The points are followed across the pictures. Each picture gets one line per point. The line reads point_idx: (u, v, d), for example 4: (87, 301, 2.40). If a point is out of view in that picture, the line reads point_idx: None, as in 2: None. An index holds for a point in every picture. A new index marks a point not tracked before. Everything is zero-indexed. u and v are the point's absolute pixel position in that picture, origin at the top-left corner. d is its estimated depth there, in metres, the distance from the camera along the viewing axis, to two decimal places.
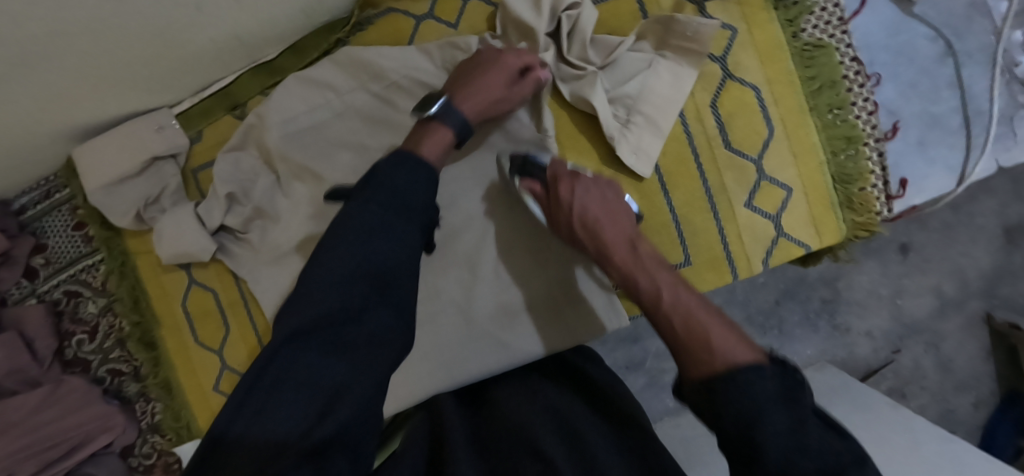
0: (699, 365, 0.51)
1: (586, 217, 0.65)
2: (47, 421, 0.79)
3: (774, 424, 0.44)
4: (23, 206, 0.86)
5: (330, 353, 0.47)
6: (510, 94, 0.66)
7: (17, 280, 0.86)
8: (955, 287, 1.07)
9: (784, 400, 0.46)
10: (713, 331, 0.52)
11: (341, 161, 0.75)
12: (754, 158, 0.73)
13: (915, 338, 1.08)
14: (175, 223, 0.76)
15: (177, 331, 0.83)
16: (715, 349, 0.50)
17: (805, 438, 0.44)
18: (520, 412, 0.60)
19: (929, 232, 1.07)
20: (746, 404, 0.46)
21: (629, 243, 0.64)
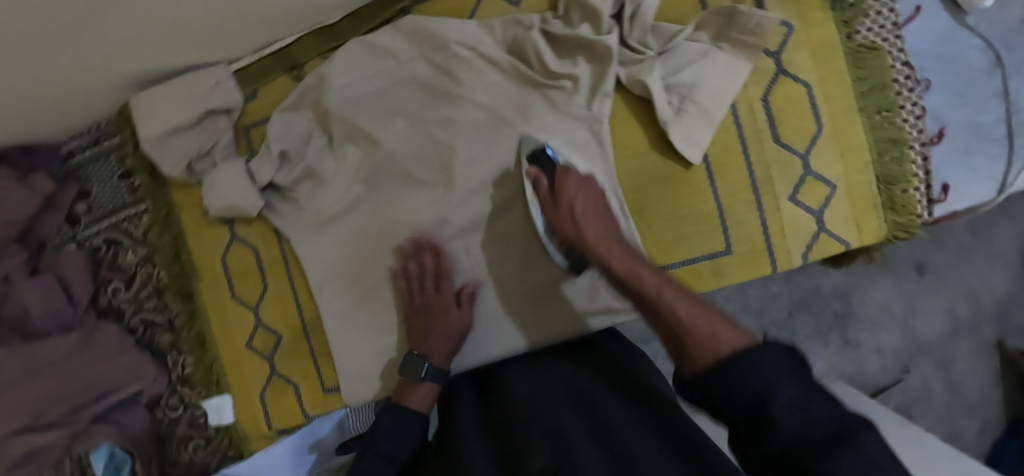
0: (703, 353, 0.49)
1: (582, 207, 0.67)
2: (80, 366, 0.80)
3: (784, 397, 0.41)
4: (71, 150, 0.87)
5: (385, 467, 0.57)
6: (439, 302, 0.76)
7: (60, 224, 0.88)
8: (968, 309, 1.09)
9: (791, 374, 0.43)
10: (720, 326, 0.50)
11: (397, 129, 0.76)
12: (802, 153, 0.74)
13: (925, 358, 1.08)
14: (226, 178, 0.77)
15: (216, 286, 0.84)
16: (714, 339, 0.49)
17: (812, 410, 0.41)
18: (539, 401, 0.59)
19: (947, 254, 1.09)
20: (748, 379, 0.43)
21: (616, 238, 0.66)
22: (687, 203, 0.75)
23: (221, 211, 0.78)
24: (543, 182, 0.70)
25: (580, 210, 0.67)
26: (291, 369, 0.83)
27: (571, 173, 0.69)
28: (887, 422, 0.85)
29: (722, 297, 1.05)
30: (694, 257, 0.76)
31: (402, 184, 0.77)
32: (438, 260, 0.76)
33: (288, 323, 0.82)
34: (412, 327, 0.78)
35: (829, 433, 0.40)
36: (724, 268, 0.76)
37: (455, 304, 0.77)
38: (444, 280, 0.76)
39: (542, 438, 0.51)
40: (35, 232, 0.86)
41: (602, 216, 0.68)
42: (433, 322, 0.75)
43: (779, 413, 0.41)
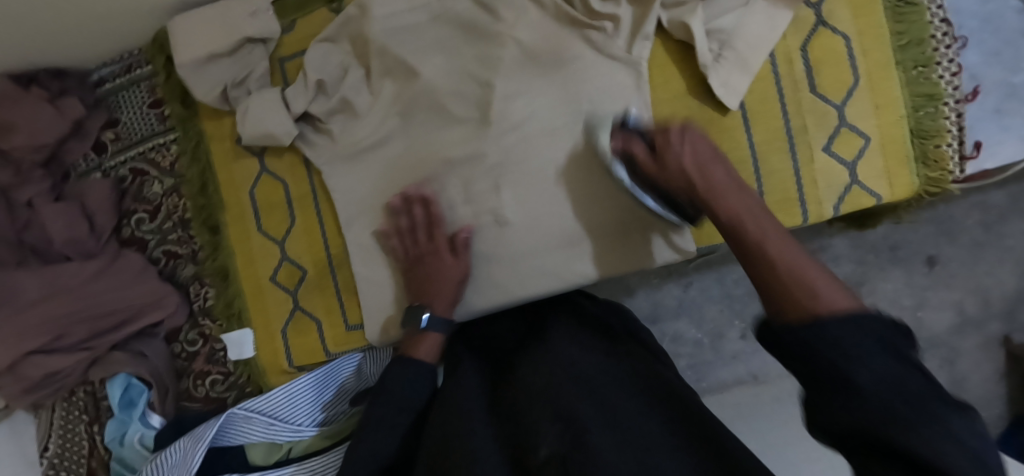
0: (798, 306, 0.44)
1: (690, 162, 0.62)
2: (100, 290, 0.79)
3: (880, 368, 0.37)
4: (102, 78, 0.86)
5: (392, 424, 0.64)
6: (433, 249, 0.76)
7: (86, 153, 0.87)
8: (977, 305, 1.01)
9: (884, 346, 0.38)
10: (813, 276, 0.46)
11: (436, 64, 0.76)
12: (837, 104, 0.75)
13: (930, 352, 1.02)
14: (262, 104, 0.77)
15: (242, 219, 0.83)
16: (804, 297, 0.44)
17: (908, 380, 0.37)
18: (538, 367, 0.63)
19: (957, 247, 1.01)
20: (840, 338, 0.39)
21: (739, 187, 0.60)
22: (720, 149, 0.75)
23: (253, 140, 0.78)
24: (639, 147, 0.68)
25: (687, 165, 0.63)
26: (314, 305, 0.82)
27: (671, 131, 0.66)
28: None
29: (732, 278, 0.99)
30: None
31: (438, 120, 0.77)
32: (429, 210, 0.76)
33: (314, 258, 0.82)
34: (411, 283, 0.77)
35: (905, 399, 0.36)
36: None
37: (451, 252, 0.76)
38: (437, 227, 0.76)
39: (549, 418, 0.54)
40: (62, 160, 0.87)
41: (711, 159, 0.63)
42: (433, 271, 0.75)
43: (871, 384, 0.37)
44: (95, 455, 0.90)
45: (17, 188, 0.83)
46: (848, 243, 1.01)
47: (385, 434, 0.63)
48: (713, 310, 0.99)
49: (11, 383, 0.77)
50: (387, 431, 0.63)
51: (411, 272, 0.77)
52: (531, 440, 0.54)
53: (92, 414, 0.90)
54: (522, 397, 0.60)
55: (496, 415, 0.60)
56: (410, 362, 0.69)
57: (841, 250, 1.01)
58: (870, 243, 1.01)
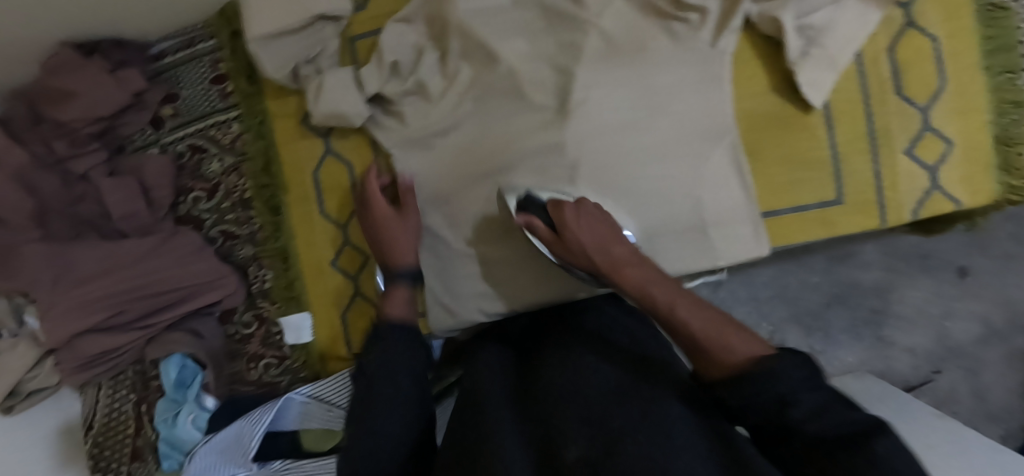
0: (715, 361, 0.46)
1: (593, 243, 0.64)
2: (156, 268, 0.76)
3: (809, 404, 0.40)
4: (162, 51, 0.84)
5: (363, 438, 0.49)
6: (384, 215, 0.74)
7: (143, 126, 0.85)
8: (1004, 317, 1.03)
9: (812, 384, 0.41)
10: (730, 332, 0.48)
11: (517, 48, 0.75)
12: (922, 107, 0.74)
13: (954, 361, 1.05)
14: (334, 82, 0.75)
15: (305, 201, 0.81)
16: (729, 344, 0.47)
17: (831, 413, 0.40)
18: (563, 357, 0.55)
19: (989, 259, 1.04)
20: (769, 385, 0.41)
21: (638, 261, 0.62)
22: (800, 147, 0.74)
23: (326, 120, 0.76)
24: (541, 226, 0.68)
25: (589, 244, 0.64)
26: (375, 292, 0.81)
27: (566, 205, 0.67)
28: (921, 414, 0.87)
29: (761, 282, 1.08)
30: (805, 204, 0.75)
31: (512, 103, 0.75)
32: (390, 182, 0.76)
33: None
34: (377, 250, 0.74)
35: (841, 436, 0.38)
36: (832, 217, 0.75)
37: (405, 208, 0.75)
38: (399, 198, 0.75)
39: (580, 419, 0.46)
40: (116, 133, 0.84)
41: (609, 238, 0.64)
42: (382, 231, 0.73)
43: (802, 421, 0.40)
44: (141, 435, 0.88)
45: (74, 158, 0.81)
46: (880, 251, 1.06)
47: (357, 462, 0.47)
48: (737, 311, 1.08)
49: (67, 358, 0.75)
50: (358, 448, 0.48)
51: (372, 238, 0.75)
52: (555, 439, 0.45)
53: (139, 393, 0.88)
54: (541, 387, 0.52)
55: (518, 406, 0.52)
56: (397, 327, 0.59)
57: (873, 257, 1.06)
58: (902, 252, 1.06)
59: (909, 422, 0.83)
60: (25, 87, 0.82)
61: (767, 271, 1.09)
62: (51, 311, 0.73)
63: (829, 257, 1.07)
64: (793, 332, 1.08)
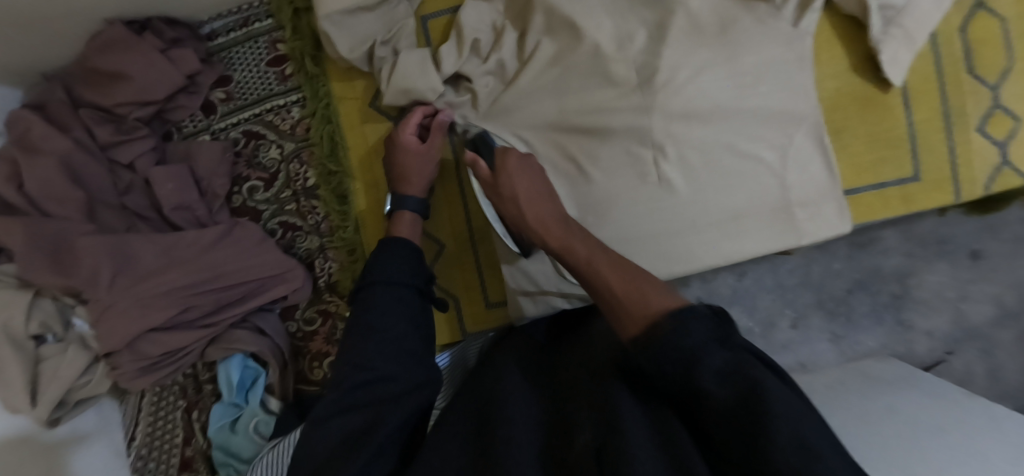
0: (635, 317, 0.49)
1: (525, 194, 0.64)
2: (221, 260, 0.73)
3: (714, 361, 0.41)
4: (213, 31, 0.78)
5: (360, 408, 0.53)
6: (420, 149, 0.72)
7: (194, 112, 0.79)
8: (1016, 298, 1.08)
9: (719, 340, 0.44)
10: (648, 289, 0.51)
11: (603, 26, 0.73)
12: (992, 85, 0.76)
13: (970, 343, 1.09)
14: (415, 61, 0.72)
15: (375, 187, 0.77)
16: (650, 299, 0.50)
17: (738, 369, 0.41)
18: (579, 359, 0.58)
19: (1001, 243, 1.07)
20: (679, 341, 0.44)
21: (562, 219, 0.63)
22: (880, 127, 0.76)
23: (395, 99, 0.74)
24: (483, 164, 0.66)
25: (522, 193, 0.64)
26: (451, 280, 0.79)
27: (512, 153, 0.66)
28: (951, 391, 0.89)
29: (786, 269, 1.09)
30: (883, 182, 0.77)
31: (597, 80, 0.73)
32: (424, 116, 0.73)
33: (453, 231, 0.78)
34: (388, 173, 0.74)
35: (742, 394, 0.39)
36: (911, 194, 0.77)
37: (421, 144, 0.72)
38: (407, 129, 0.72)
39: (589, 412, 0.49)
40: (166, 118, 0.79)
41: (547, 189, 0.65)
42: (396, 158, 0.72)
43: (708, 378, 0.41)
44: (191, 444, 0.82)
45: (117, 147, 0.74)
46: (900, 237, 1.08)
47: (339, 423, 0.52)
48: (765, 299, 1.09)
49: (128, 361, 0.70)
50: (347, 416, 0.52)
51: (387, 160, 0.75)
52: (568, 431, 0.49)
53: (190, 399, 0.82)
54: (560, 387, 0.56)
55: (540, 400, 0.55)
56: (390, 248, 0.65)
57: (892, 242, 1.08)
58: (920, 237, 1.08)
59: (943, 399, 0.85)
60: (64, 71, 0.75)
61: (792, 259, 1.09)
62: (110, 309, 0.68)
63: (851, 244, 1.08)
64: (816, 318, 1.10)
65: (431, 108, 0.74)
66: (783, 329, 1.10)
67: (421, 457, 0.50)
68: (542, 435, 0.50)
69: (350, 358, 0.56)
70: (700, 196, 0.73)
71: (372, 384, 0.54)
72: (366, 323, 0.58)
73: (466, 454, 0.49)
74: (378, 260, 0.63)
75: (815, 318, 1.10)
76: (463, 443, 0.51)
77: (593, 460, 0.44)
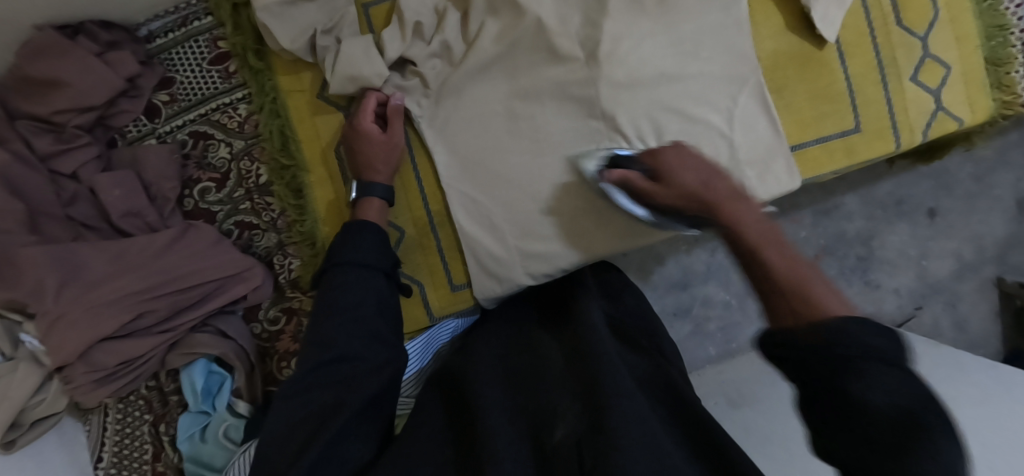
0: (791, 302, 0.45)
1: (698, 179, 0.58)
2: (175, 262, 0.71)
3: (872, 374, 0.37)
4: (151, 33, 0.77)
5: (335, 386, 0.53)
6: (375, 134, 0.72)
7: (137, 116, 0.77)
8: (973, 251, 1.12)
9: (890, 358, 0.38)
10: (816, 281, 0.45)
11: (544, 3, 0.73)
12: (921, 36, 0.79)
13: (935, 297, 1.12)
14: (358, 49, 0.71)
15: (330, 179, 0.76)
16: (813, 297, 0.44)
17: (902, 394, 0.36)
18: (566, 346, 0.59)
19: (954, 199, 1.11)
20: (841, 344, 0.39)
21: (741, 197, 0.55)
22: (817, 83, 0.78)
23: (342, 88, 0.72)
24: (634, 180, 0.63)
25: (684, 179, 0.58)
26: (414, 266, 0.78)
27: (664, 151, 0.62)
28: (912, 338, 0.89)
29: None
30: (826, 135, 0.79)
31: (543, 55, 0.74)
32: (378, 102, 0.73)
33: (414, 216, 0.77)
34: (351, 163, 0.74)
35: (900, 412, 0.36)
36: (855, 145, 0.79)
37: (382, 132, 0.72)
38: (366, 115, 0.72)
39: (575, 398, 0.51)
40: (109, 124, 0.77)
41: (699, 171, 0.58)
42: (354, 146, 0.72)
43: (864, 393, 0.37)
44: (162, 459, 0.79)
45: (58, 157, 0.73)
46: (860, 201, 1.11)
47: (313, 399, 0.52)
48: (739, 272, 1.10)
49: (81, 374, 0.67)
50: (319, 392, 0.52)
51: (347, 149, 0.74)
52: (550, 420, 0.50)
53: (156, 412, 0.79)
54: (541, 372, 0.57)
55: (509, 390, 0.56)
56: (354, 230, 0.65)
57: (854, 207, 1.11)
58: (879, 199, 1.11)
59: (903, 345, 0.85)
60: None
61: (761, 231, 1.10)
62: (58, 322, 0.66)
63: (815, 211, 1.10)
64: None
65: (382, 94, 0.74)
66: None
67: (396, 449, 0.52)
68: (524, 424, 0.51)
69: (315, 335, 0.56)
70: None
71: (339, 364, 0.54)
72: (339, 302, 0.58)
73: (442, 448, 0.52)
74: (341, 242, 0.64)
75: None
76: (443, 436, 0.53)
77: (576, 451, 0.46)
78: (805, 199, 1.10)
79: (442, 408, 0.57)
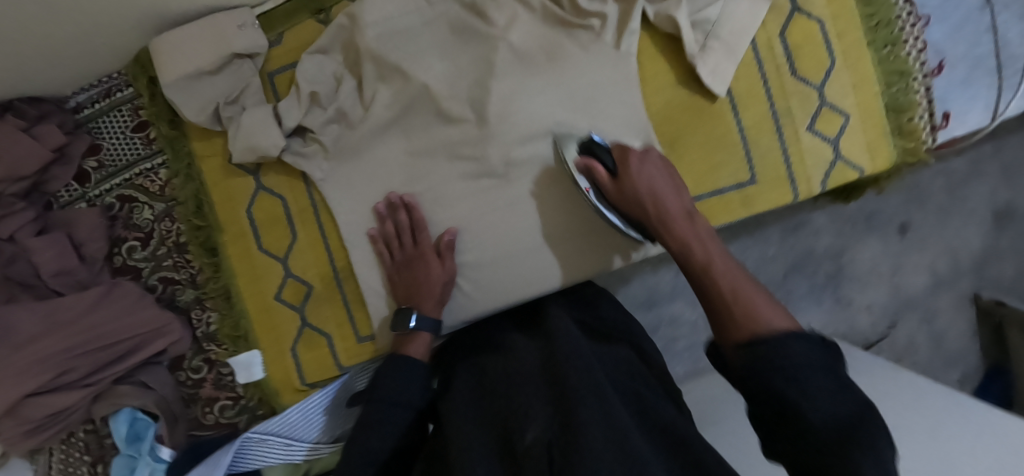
0: (742, 328, 0.51)
1: (654, 187, 0.67)
2: (102, 321, 0.77)
3: (810, 388, 0.44)
4: (79, 104, 0.83)
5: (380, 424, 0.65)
6: (418, 253, 0.77)
7: (67, 182, 0.84)
8: (948, 265, 1.13)
9: (824, 372, 0.45)
10: (761, 307, 0.52)
11: (432, 67, 0.77)
12: (817, 85, 0.78)
13: (910, 313, 1.14)
14: (255, 119, 0.76)
15: (241, 239, 0.81)
16: (745, 320, 0.51)
17: (840, 402, 0.43)
18: (581, 361, 0.60)
19: (927, 213, 1.12)
20: (771, 368, 0.46)
21: (689, 215, 0.65)
22: (711, 135, 0.78)
23: (244, 156, 0.77)
24: (600, 170, 0.69)
25: (653, 189, 0.66)
26: (322, 320, 0.82)
27: (634, 156, 0.69)
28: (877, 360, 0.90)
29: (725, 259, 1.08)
30: (723, 187, 0.80)
31: (432, 116, 0.78)
32: (412, 215, 0.78)
33: (320, 271, 0.81)
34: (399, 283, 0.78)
35: (837, 422, 0.42)
36: (752, 196, 0.80)
37: (437, 255, 0.77)
38: (421, 232, 0.77)
39: (550, 404, 0.54)
40: (43, 190, 0.83)
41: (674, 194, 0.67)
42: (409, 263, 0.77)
43: (809, 408, 0.43)
44: None
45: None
46: (828, 217, 1.09)
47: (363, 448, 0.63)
48: None
49: (9, 428, 0.74)
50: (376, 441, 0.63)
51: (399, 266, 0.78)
52: (518, 424, 0.53)
53: (94, 453, 0.85)
54: (546, 378, 0.58)
55: (482, 401, 0.61)
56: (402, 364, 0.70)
57: (822, 224, 1.09)
58: (849, 215, 1.10)
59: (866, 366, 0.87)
60: None
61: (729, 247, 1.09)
62: None
63: (783, 229, 1.08)
64: None
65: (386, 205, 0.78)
66: None
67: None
68: (495, 429, 0.56)
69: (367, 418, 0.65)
70: (533, 227, 0.79)
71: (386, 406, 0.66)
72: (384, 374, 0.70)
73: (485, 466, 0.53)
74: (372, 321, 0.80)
75: None
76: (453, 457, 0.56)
77: (546, 455, 0.49)
78: (772, 218, 1.08)
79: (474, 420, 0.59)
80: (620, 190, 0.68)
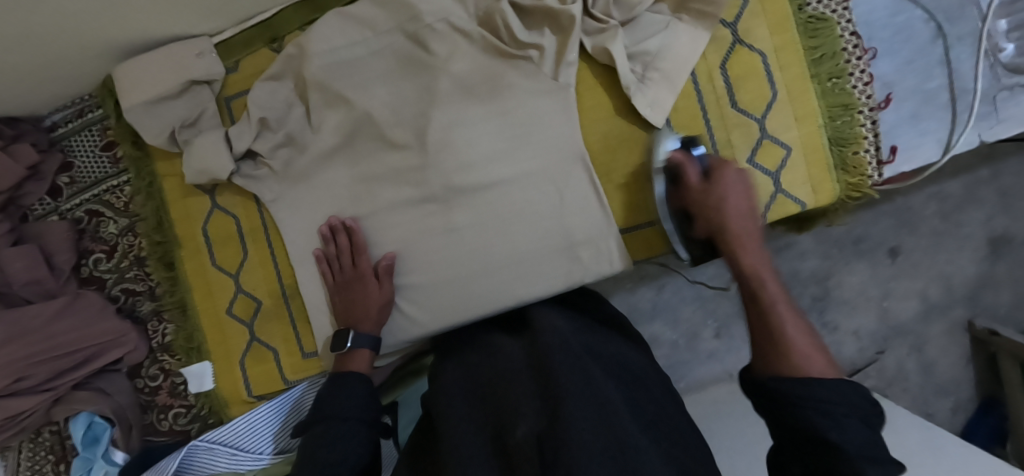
0: (794, 371, 0.57)
1: (732, 208, 0.69)
2: (64, 330, 0.81)
3: (838, 433, 0.51)
4: (54, 123, 0.89)
5: (355, 421, 0.69)
6: (357, 275, 0.79)
7: (41, 196, 0.89)
8: (940, 292, 1.10)
9: (864, 415, 0.54)
10: (816, 357, 0.58)
11: (376, 95, 0.79)
12: (758, 117, 0.78)
13: (899, 340, 1.10)
14: (208, 144, 0.80)
15: (197, 255, 0.85)
16: (812, 367, 0.57)
17: (881, 451, 0.51)
18: (566, 350, 0.61)
19: (918, 237, 1.08)
20: (833, 404, 0.53)
21: (756, 238, 0.69)
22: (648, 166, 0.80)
23: (198, 178, 0.81)
24: (690, 170, 0.71)
25: (728, 202, 0.69)
26: (270, 335, 0.85)
27: (729, 167, 0.71)
28: None
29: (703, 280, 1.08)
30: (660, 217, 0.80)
31: (377, 143, 0.80)
32: (353, 238, 0.80)
33: (269, 287, 0.84)
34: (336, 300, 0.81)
35: (866, 451, 0.51)
36: None
37: (375, 277, 0.80)
38: (361, 254, 0.80)
39: (540, 401, 0.56)
40: (19, 202, 0.88)
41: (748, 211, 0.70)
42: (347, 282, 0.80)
43: (838, 438, 0.51)
44: None
45: None
46: (814, 239, 1.07)
47: (344, 443, 0.66)
48: (687, 311, 1.08)
49: None
50: (352, 437, 0.68)
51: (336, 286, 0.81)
52: (511, 421, 0.56)
53: (58, 453, 0.90)
54: (535, 371, 0.60)
55: (478, 397, 0.63)
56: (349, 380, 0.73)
57: (807, 245, 1.08)
58: (836, 239, 1.08)
59: None
60: None
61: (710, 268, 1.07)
62: None
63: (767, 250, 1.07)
64: (740, 326, 1.09)
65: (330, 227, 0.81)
66: (707, 339, 1.09)
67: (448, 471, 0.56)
68: (489, 429, 0.58)
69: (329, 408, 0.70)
70: (467, 256, 0.80)
71: (364, 415, 0.70)
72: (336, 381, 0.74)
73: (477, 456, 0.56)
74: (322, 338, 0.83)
75: (739, 326, 1.09)
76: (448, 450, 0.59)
77: (537, 448, 0.51)
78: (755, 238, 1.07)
79: (467, 414, 0.61)
80: (702, 195, 0.70)
